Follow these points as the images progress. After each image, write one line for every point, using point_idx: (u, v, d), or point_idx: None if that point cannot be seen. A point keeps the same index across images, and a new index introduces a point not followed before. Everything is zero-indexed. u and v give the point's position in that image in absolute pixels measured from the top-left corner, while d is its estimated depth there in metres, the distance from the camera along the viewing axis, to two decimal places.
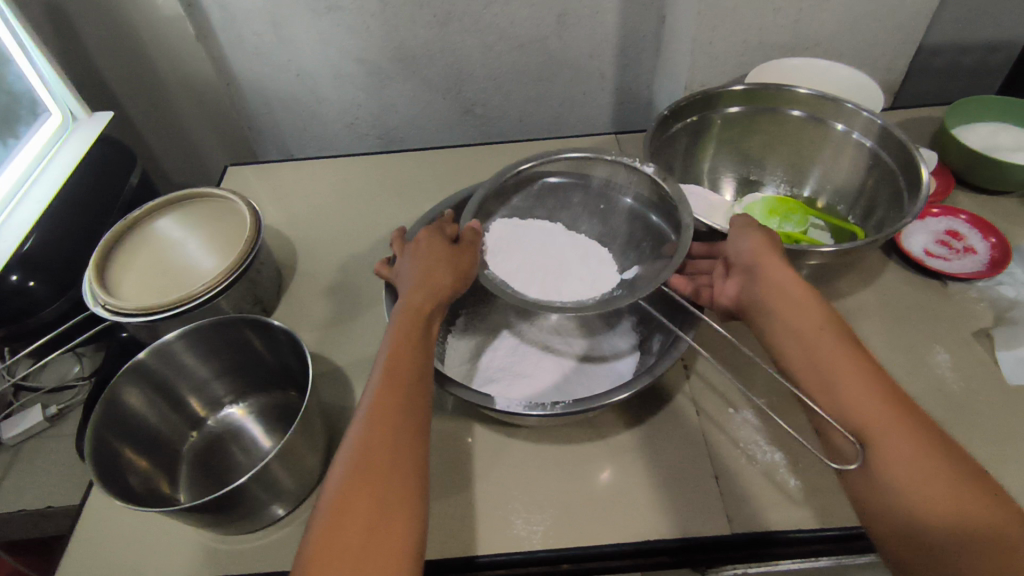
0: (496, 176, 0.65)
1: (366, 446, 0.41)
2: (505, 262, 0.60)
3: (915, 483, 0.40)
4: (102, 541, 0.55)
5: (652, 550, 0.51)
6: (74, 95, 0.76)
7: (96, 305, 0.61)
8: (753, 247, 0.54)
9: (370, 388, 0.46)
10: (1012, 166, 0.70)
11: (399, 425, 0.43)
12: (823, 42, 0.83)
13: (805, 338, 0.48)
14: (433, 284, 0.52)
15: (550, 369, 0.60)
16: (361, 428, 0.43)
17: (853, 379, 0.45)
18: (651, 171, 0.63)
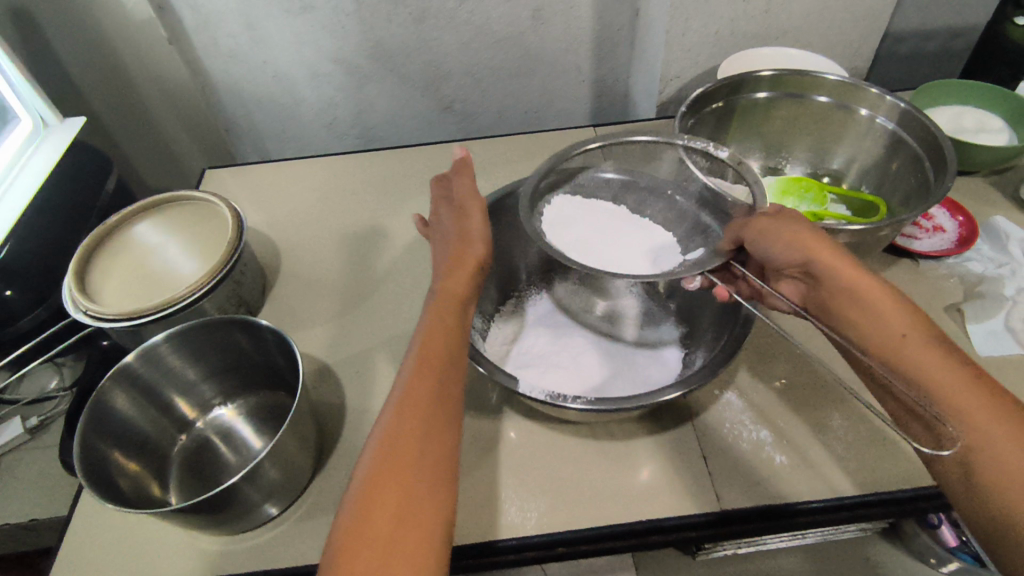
0: (558, 154, 0.64)
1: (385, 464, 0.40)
2: (567, 236, 0.62)
3: (996, 472, 0.38)
4: (92, 546, 0.54)
5: (644, 530, 0.53)
6: (46, 101, 0.75)
7: (76, 310, 0.61)
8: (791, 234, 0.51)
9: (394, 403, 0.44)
10: (977, 147, 0.72)
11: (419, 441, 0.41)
12: (793, 31, 0.85)
13: (868, 329, 0.46)
14: (457, 269, 0.53)
15: (592, 362, 0.60)
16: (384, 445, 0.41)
17: (923, 368, 0.42)
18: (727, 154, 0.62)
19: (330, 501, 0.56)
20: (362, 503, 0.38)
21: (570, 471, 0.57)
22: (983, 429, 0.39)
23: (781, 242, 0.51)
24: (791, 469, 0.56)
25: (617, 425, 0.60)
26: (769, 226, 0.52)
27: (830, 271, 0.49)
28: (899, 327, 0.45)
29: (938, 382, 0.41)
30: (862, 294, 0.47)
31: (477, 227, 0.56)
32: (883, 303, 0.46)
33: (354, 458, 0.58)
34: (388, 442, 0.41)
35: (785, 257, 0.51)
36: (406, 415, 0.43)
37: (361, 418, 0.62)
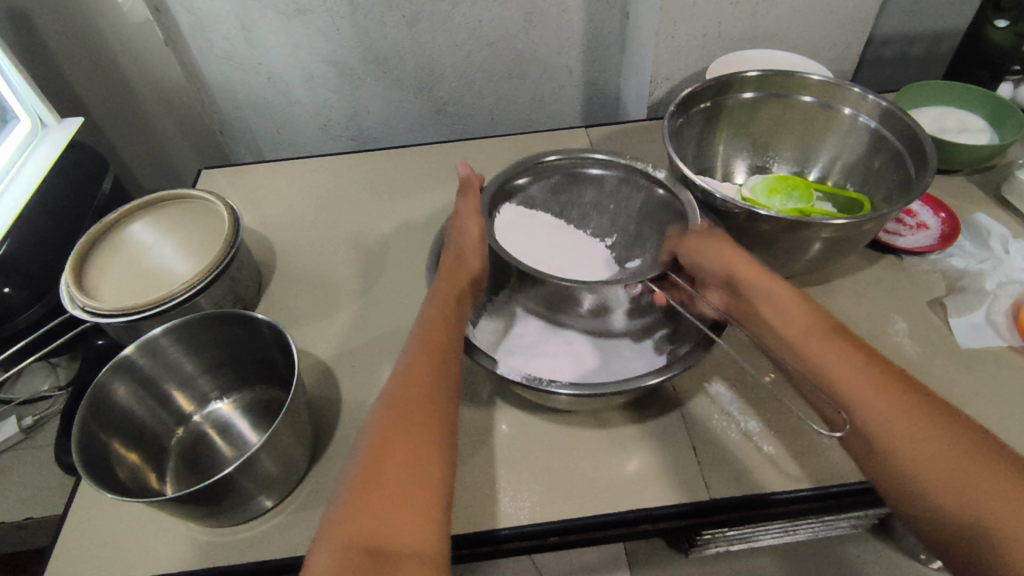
0: (518, 163, 0.66)
1: (383, 441, 0.41)
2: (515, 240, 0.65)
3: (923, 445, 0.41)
4: (91, 536, 0.55)
5: (636, 519, 0.54)
6: (43, 101, 0.76)
7: (73, 307, 0.62)
8: (713, 252, 0.57)
9: (390, 390, 0.46)
10: (958, 146, 0.74)
11: (421, 428, 0.43)
12: (779, 34, 0.87)
13: (783, 328, 0.51)
14: (458, 277, 0.56)
15: (574, 353, 0.60)
16: (381, 425, 0.43)
17: (832, 357, 0.47)
18: (662, 176, 0.64)
19: (326, 492, 0.56)
20: (361, 475, 0.40)
21: (563, 461, 0.58)
22: (892, 401, 0.43)
23: (710, 254, 0.57)
24: (778, 458, 0.57)
25: (608, 416, 0.62)
26: (699, 243, 0.58)
27: (748, 283, 0.55)
28: (807, 325, 0.50)
29: (845, 368, 0.46)
30: (776, 298, 0.53)
31: (477, 245, 0.59)
32: (795, 309, 0.52)
33: (349, 451, 0.59)
34: (390, 413, 0.43)
35: (712, 267, 0.57)
36: (409, 400, 0.45)
37: (356, 412, 0.62)
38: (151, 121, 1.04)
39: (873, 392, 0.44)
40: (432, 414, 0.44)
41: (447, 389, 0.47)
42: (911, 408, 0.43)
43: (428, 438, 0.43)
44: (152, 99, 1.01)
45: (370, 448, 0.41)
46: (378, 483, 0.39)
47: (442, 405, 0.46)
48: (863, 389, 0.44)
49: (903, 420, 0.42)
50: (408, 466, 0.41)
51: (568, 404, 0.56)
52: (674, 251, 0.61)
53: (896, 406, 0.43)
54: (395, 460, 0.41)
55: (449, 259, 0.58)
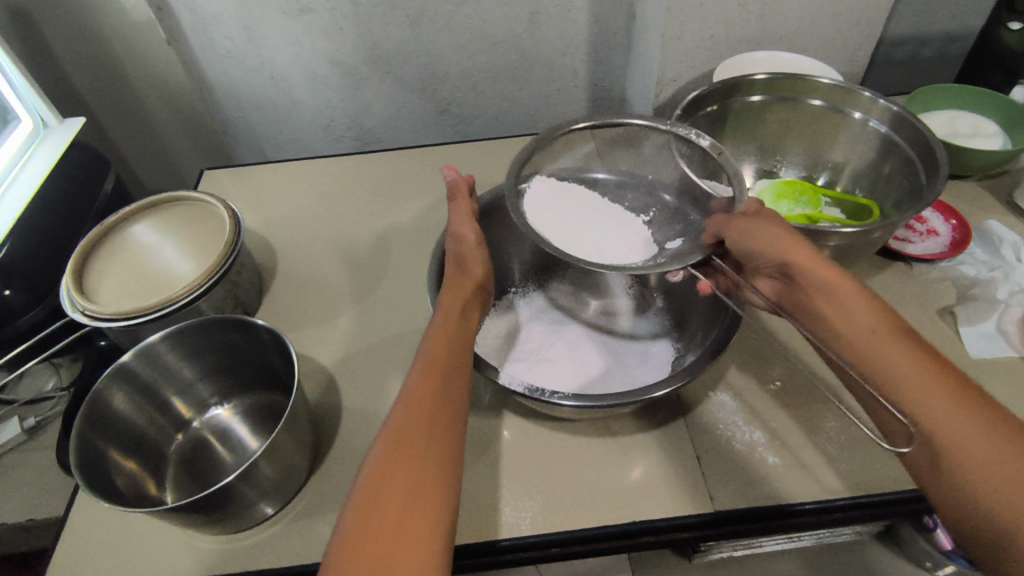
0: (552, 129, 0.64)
1: (385, 466, 0.40)
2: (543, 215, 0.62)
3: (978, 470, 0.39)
4: (89, 544, 0.54)
5: (639, 530, 0.53)
6: (45, 102, 0.76)
7: (73, 310, 0.61)
8: (765, 237, 0.53)
9: (399, 405, 0.44)
10: (970, 151, 0.73)
11: (425, 449, 0.42)
12: (788, 36, 0.86)
13: (838, 325, 0.48)
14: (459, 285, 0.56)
15: (591, 356, 0.61)
16: (383, 447, 0.41)
17: (895, 363, 0.44)
18: (706, 144, 0.61)
19: (326, 500, 0.56)
20: (367, 500, 0.38)
21: (565, 471, 0.57)
22: (951, 420, 0.41)
23: (762, 239, 0.53)
24: (785, 470, 0.56)
25: (611, 423, 0.61)
26: (751, 225, 0.54)
27: (806, 271, 0.51)
28: (867, 322, 0.47)
29: (907, 377, 0.43)
30: (836, 288, 0.49)
31: (475, 250, 0.59)
32: (853, 301, 0.48)
33: (350, 459, 0.59)
34: (396, 435, 0.42)
35: (764, 255, 0.53)
36: (411, 419, 0.43)
37: (357, 418, 0.62)
38: (154, 120, 1.04)
39: (932, 411, 0.41)
40: (438, 434, 0.43)
41: (453, 403, 0.46)
42: (974, 429, 0.40)
43: (432, 460, 0.41)
44: (155, 99, 1.01)
45: (376, 474, 0.40)
46: (379, 520, 0.38)
47: (446, 422, 0.44)
48: (924, 404, 0.42)
49: (962, 442, 0.40)
50: (410, 497, 0.39)
51: (570, 413, 0.55)
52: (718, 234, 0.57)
53: (955, 427, 0.40)
54: (398, 492, 0.39)
55: (450, 268, 0.58)
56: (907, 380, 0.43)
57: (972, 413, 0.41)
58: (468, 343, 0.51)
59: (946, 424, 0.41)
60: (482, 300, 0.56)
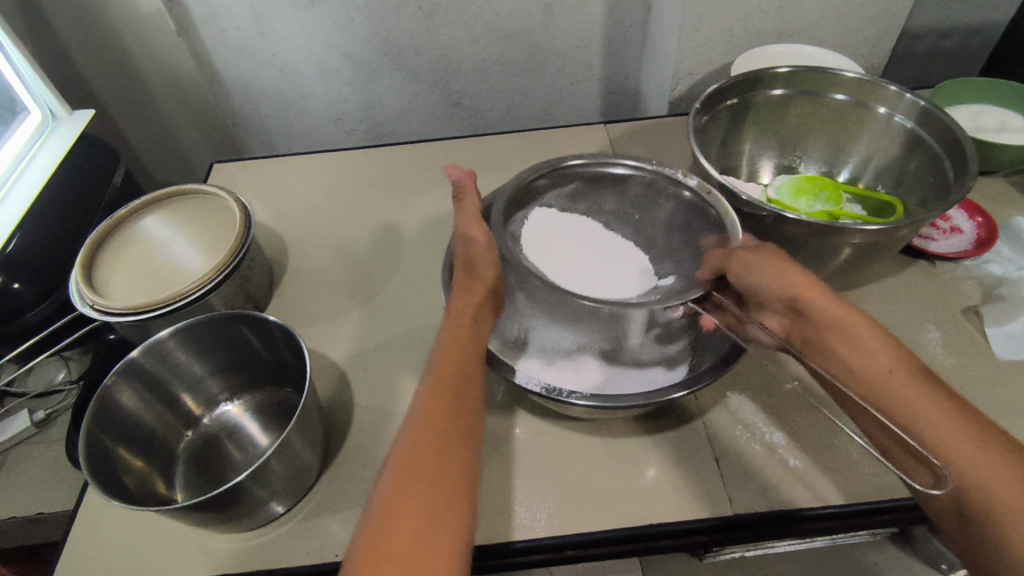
0: (531, 168, 0.64)
1: (396, 492, 0.39)
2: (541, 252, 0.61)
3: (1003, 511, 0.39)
4: (99, 541, 0.54)
5: (656, 533, 0.52)
6: (54, 93, 0.75)
7: (82, 305, 0.60)
8: (774, 272, 0.52)
9: (405, 433, 0.43)
10: (997, 147, 0.71)
11: (436, 474, 0.41)
12: (808, 29, 0.84)
13: (852, 364, 0.48)
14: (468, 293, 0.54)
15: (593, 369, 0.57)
16: (393, 476, 0.40)
17: (912, 404, 0.44)
18: (695, 184, 0.61)
19: (339, 498, 0.55)
20: (377, 529, 0.38)
21: (580, 471, 0.56)
22: (975, 462, 0.41)
23: (767, 274, 0.52)
24: (805, 473, 0.55)
25: (627, 424, 0.60)
26: (754, 260, 0.53)
27: (818, 308, 0.50)
28: (884, 361, 0.47)
29: (927, 420, 0.43)
30: (848, 328, 0.49)
31: (486, 254, 0.56)
32: (868, 339, 0.48)
33: (361, 458, 0.58)
34: (405, 462, 0.41)
35: (771, 291, 0.52)
36: (422, 442, 0.42)
37: (369, 416, 0.61)
38: (164, 112, 1.03)
39: (955, 454, 0.41)
40: (449, 457, 0.42)
41: (465, 424, 0.45)
42: (1000, 471, 0.40)
43: (442, 485, 0.41)
44: (164, 90, 1.00)
45: (386, 504, 0.39)
46: (390, 552, 0.37)
47: (458, 444, 0.43)
48: (946, 447, 0.42)
49: (986, 486, 0.40)
50: (421, 527, 0.38)
51: (585, 413, 0.54)
52: (719, 268, 0.56)
53: (980, 470, 0.40)
54: (408, 522, 0.38)
55: (460, 273, 0.56)
56: (926, 422, 0.43)
57: (994, 455, 0.41)
58: (478, 357, 0.50)
59: (970, 467, 0.40)
60: (490, 308, 0.54)
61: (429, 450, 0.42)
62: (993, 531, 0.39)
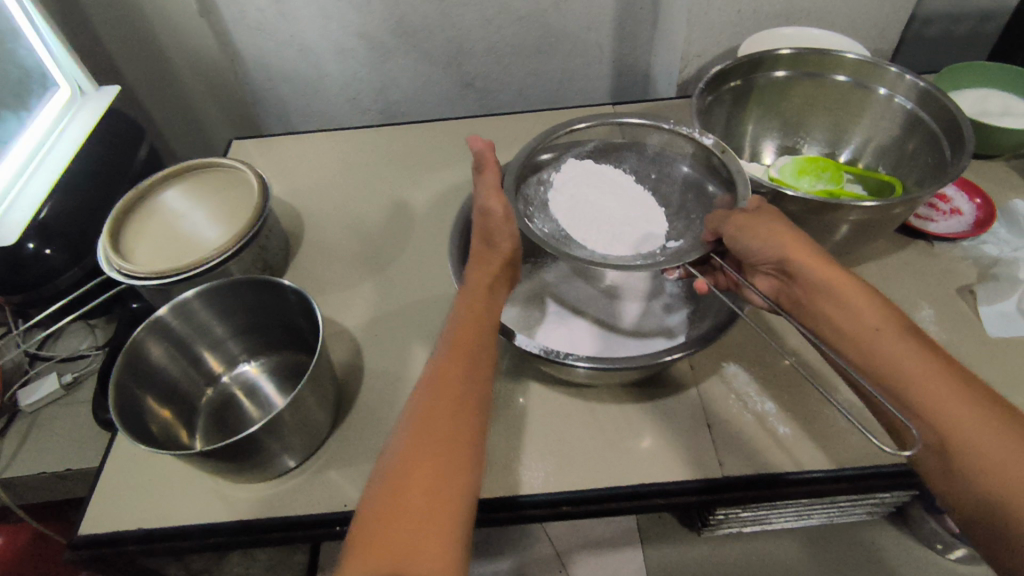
0: (548, 130, 0.65)
1: (408, 457, 0.41)
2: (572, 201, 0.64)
3: (985, 464, 0.39)
4: (126, 487, 0.58)
5: (649, 493, 0.55)
6: (82, 69, 0.78)
7: (110, 269, 0.64)
8: (768, 236, 0.52)
9: (415, 402, 0.45)
10: (1000, 130, 0.72)
11: (448, 440, 0.42)
12: (816, 12, 0.85)
13: (841, 324, 0.48)
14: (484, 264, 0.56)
15: (587, 334, 0.61)
16: (405, 443, 0.42)
17: (900, 360, 0.44)
18: (709, 142, 0.62)
19: (350, 452, 0.59)
20: (390, 493, 0.39)
21: (578, 434, 0.59)
22: (958, 416, 0.41)
23: (758, 237, 0.52)
24: (795, 440, 0.57)
25: (624, 392, 0.62)
26: (748, 221, 0.54)
27: (805, 268, 0.51)
28: (871, 321, 0.47)
29: (916, 377, 0.43)
30: (836, 289, 0.49)
31: (504, 224, 0.56)
32: (856, 299, 0.48)
33: (370, 418, 0.61)
34: (419, 423, 0.43)
35: (762, 253, 0.53)
36: (433, 409, 0.44)
37: (379, 378, 0.64)
38: (185, 90, 1.06)
39: (942, 408, 0.41)
40: (461, 423, 0.43)
41: (478, 387, 0.46)
42: (983, 426, 0.40)
43: (456, 449, 0.42)
44: (186, 70, 1.03)
45: (398, 469, 0.40)
46: (403, 513, 0.38)
47: (472, 406, 0.45)
48: (935, 402, 0.42)
49: (971, 439, 0.40)
50: (435, 487, 0.40)
51: (585, 377, 0.56)
52: (717, 232, 0.57)
53: (965, 424, 0.40)
54: (423, 484, 0.40)
55: (478, 244, 0.57)
56: (913, 379, 0.43)
57: (981, 408, 0.41)
58: (493, 324, 0.51)
59: (955, 421, 0.41)
60: (508, 278, 0.56)
61: (443, 418, 0.43)
62: (979, 484, 0.39)
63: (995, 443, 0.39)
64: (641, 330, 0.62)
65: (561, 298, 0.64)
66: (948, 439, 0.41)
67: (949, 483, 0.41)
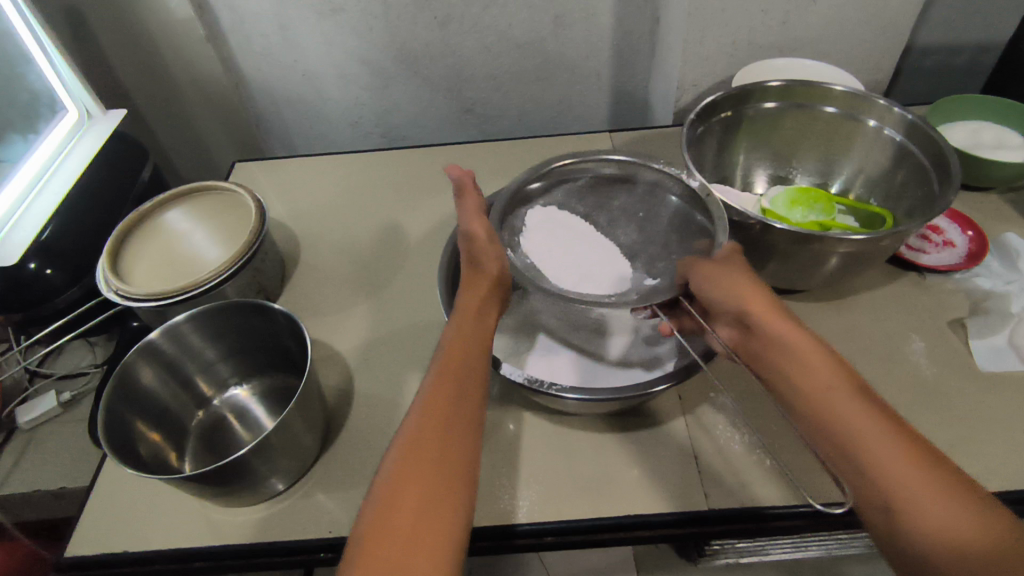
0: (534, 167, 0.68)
1: (395, 484, 0.41)
2: (542, 242, 0.64)
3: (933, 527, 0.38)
4: (114, 510, 0.58)
5: (632, 524, 0.54)
6: (90, 93, 0.80)
7: (108, 291, 0.65)
8: (728, 287, 0.54)
9: (405, 427, 0.45)
10: (992, 163, 0.72)
11: (437, 469, 0.42)
12: (810, 43, 0.86)
13: (794, 379, 0.48)
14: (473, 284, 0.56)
15: (569, 367, 0.61)
16: (392, 469, 0.42)
17: (850, 417, 0.44)
18: (696, 183, 0.63)
19: (337, 477, 0.59)
20: (376, 519, 0.40)
21: (564, 463, 0.59)
22: (906, 476, 0.40)
23: (722, 287, 0.54)
24: (782, 473, 0.57)
25: (610, 421, 0.62)
26: (714, 271, 0.55)
27: (761, 321, 0.51)
28: (824, 378, 0.47)
29: (865, 433, 0.43)
30: (790, 344, 0.49)
31: (489, 245, 0.58)
32: (810, 356, 0.48)
33: (357, 442, 0.61)
34: (409, 449, 0.43)
35: (722, 303, 0.54)
36: (422, 433, 0.44)
37: (368, 402, 0.64)
38: (191, 111, 1.09)
39: (890, 468, 0.41)
40: (447, 452, 0.43)
41: (468, 415, 0.47)
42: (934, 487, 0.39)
43: (440, 478, 0.42)
44: (191, 91, 1.05)
45: (384, 496, 0.41)
46: (387, 540, 0.39)
47: (462, 441, 0.45)
48: (879, 460, 0.41)
49: (914, 497, 0.39)
50: (419, 516, 0.40)
51: (574, 407, 0.56)
52: (686, 277, 0.58)
53: (912, 483, 0.40)
54: (409, 510, 0.40)
55: (465, 268, 0.58)
56: (862, 436, 0.43)
57: (927, 472, 0.40)
58: (485, 348, 0.52)
59: (901, 481, 0.40)
60: (500, 297, 0.56)
61: (433, 446, 0.43)
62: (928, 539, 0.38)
63: (934, 503, 0.39)
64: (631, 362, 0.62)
65: (550, 329, 0.64)
66: (890, 496, 0.40)
67: (889, 544, 0.40)
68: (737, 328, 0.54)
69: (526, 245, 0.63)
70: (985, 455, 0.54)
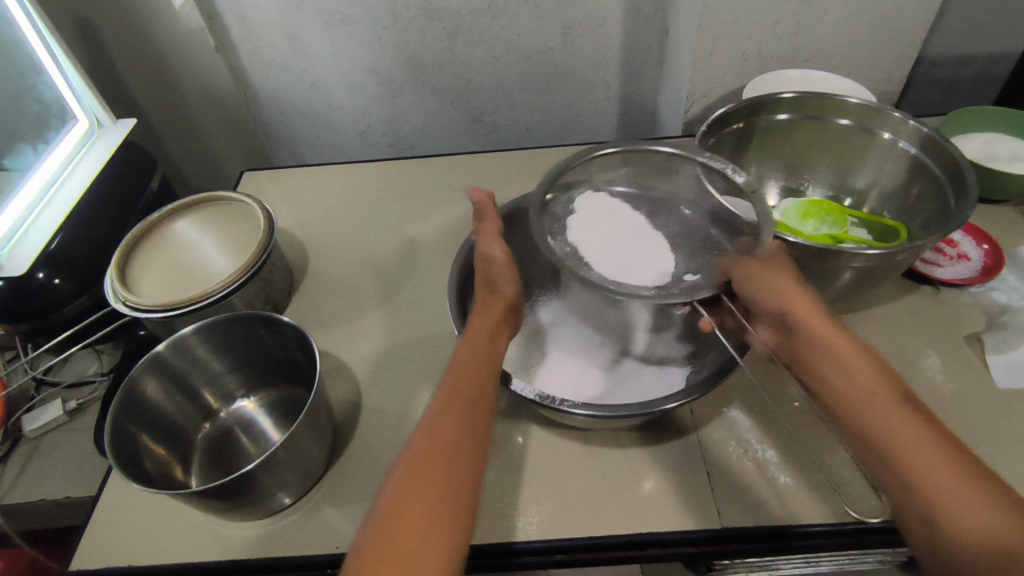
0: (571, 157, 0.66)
1: (399, 501, 0.40)
2: (587, 230, 0.64)
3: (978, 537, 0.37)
4: (119, 523, 0.57)
5: (644, 542, 0.53)
6: (101, 103, 0.80)
7: (116, 301, 0.65)
8: (768, 287, 0.53)
9: (412, 444, 0.45)
10: (1007, 175, 0.71)
11: (441, 489, 0.42)
12: (821, 55, 0.86)
13: (836, 382, 0.47)
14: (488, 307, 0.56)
15: (581, 379, 0.60)
16: (396, 486, 0.42)
17: (890, 422, 0.43)
18: (741, 179, 0.63)
19: (343, 491, 0.58)
20: (379, 535, 0.39)
21: (574, 478, 0.58)
22: (949, 484, 0.39)
23: (765, 286, 0.53)
24: (796, 490, 0.56)
25: (621, 436, 0.61)
26: (758, 271, 0.55)
27: (802, 323, 0.51)
28: (866, 382, 0.46)
29: (908, 440, 0.42)
30: (830, 347, 0.49)
31: (504, 269, 0.59)
32: (851, 358, 0.48)
33: (365, 455, 0.61)
34: (416, 467, 0.42)
35: (763, 303, 0.53)
36: (429, 451, 0.43)
37: (376, 415, 0.64)
38: (199, 120, 1.09)
39: (933, 476, 0.40)
40: (450, 472, 0.43)
41: (474, 435, 0.46)
42: (977, 496, 0.39)
43: (442, 497, 0.41)
44: (200, 100, 1.06)
45: (385, 514, 0.40)
46: (388, 558, 0.38)
47: (466, 461, 0.44)
48: (921, 465, 0.41)
49: (957, 509, 0.38)
50: (421, 537, 0.39)
51: (582, 422, 0.55)
52: (729, 274, 0.57)
53: (954, 495, 0.39)
54: (409, 528, 0.39)
55: (480, 290, 0.58)
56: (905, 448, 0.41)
57: (970, 481, 0.39)
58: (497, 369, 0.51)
59: (945, 492, 0.39)
60: (512, 322, 0.57)
61: (438, 464, 0.43)
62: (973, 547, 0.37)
63: (979, 511, 0.38)
64: (646, 375, 0.61)
65: (565, 344, 0.63)
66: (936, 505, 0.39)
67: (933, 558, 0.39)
68: (777, 330, 0.53)
69: (572, 230, 0.63)
70: (1004, 473, 0.53)
